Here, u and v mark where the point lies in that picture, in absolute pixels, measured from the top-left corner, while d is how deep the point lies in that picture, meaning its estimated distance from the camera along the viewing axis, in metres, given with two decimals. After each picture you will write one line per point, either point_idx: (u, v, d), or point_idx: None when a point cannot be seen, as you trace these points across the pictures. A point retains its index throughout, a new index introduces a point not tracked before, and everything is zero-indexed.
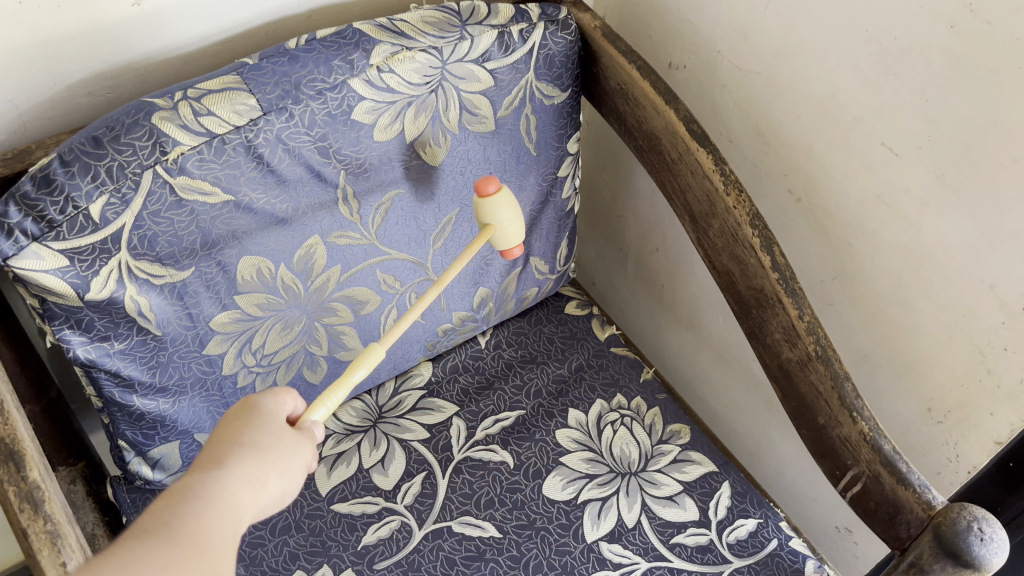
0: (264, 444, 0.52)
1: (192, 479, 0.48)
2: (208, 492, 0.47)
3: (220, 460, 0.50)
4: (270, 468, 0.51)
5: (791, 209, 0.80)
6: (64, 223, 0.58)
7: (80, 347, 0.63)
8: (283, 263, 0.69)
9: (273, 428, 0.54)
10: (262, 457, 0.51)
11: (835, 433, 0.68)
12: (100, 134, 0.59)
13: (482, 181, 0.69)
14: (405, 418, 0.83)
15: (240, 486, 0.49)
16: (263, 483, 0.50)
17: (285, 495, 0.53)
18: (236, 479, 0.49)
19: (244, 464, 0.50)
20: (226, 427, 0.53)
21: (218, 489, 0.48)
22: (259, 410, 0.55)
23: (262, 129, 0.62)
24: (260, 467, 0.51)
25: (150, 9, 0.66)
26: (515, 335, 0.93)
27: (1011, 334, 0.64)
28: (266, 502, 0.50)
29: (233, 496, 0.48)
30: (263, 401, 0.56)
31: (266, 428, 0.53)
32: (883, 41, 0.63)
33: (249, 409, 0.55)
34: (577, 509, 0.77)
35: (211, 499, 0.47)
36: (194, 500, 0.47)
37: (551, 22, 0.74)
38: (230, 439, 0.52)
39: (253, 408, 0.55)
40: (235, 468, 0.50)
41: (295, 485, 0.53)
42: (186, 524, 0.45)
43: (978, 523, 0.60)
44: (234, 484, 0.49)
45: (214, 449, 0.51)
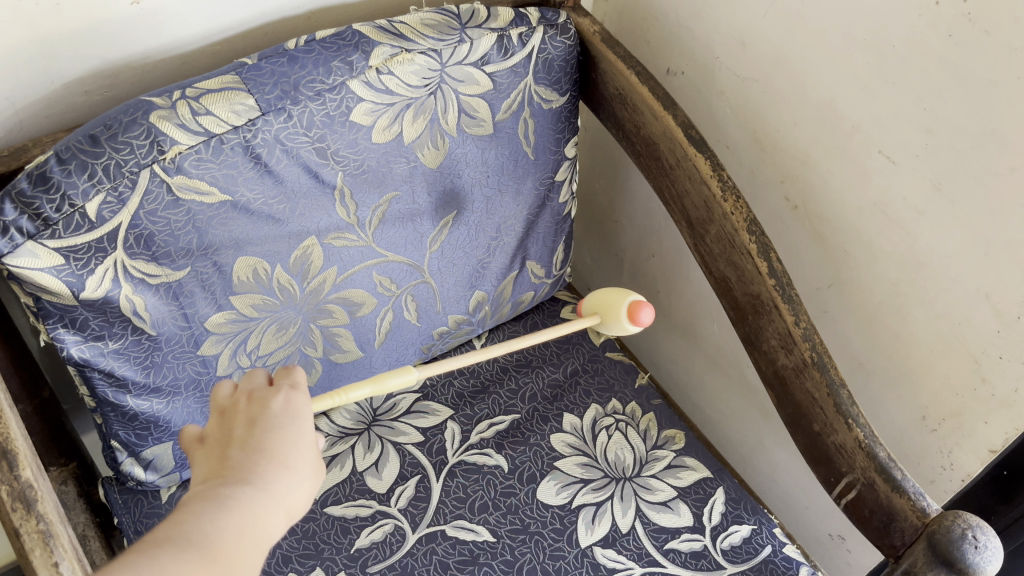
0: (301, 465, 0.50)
1: (235, 494, 0.45)
2: (251, 516, 0.45)
3: (264, 476, 0.47)
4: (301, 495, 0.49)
5: (788, 216, 0.80)
6: (60, 221, 0.57)
7: (74, 346, 0.62)
8: (279, 264, 0.69)
9: (310, 446, 0.51)
10: (300, 481, 0.49)
11: (831, 440, 0.68)
12: (97, 133, 0.58)
13: (641, 309, 0.76)
14: (399, 422, 0.83)
15: (276, 512, 0.47)
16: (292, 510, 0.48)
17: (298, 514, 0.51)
18: (276, 505, 0.47)
19: (285, 487, 0.48)
20: (268, 429, 0.50)
21: (260, 514, 0.45)
22: (300, 418, 0.52)
23: (260, 129, 0.62)
24: (297, 490, 0.48)
25: (149, 8, 0.66)
26: (510, 339, 0.93)
27: (1006, 342, 0.64)
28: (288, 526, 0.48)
29: (270, 524, 0.46)
30: (302, 408, 0.53)
31: (306, 444, 0.51)
32: (881, 49, 0.64)
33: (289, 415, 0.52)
34: (571, 513, 0.77)
35: (252, 524, 0.45)
36: (237, 524, 0.44)
37: (550, 27, 0.74)
38: (274, 450, 0.49)
39: (294, 413, 0.52)
40: (276, 490, 0.47)
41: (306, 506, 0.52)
42: (223, 550, 0.42)
43: (973, 531, 0.59)
44: (273, 509, 0.46)
45: (258, 458, 0.48)
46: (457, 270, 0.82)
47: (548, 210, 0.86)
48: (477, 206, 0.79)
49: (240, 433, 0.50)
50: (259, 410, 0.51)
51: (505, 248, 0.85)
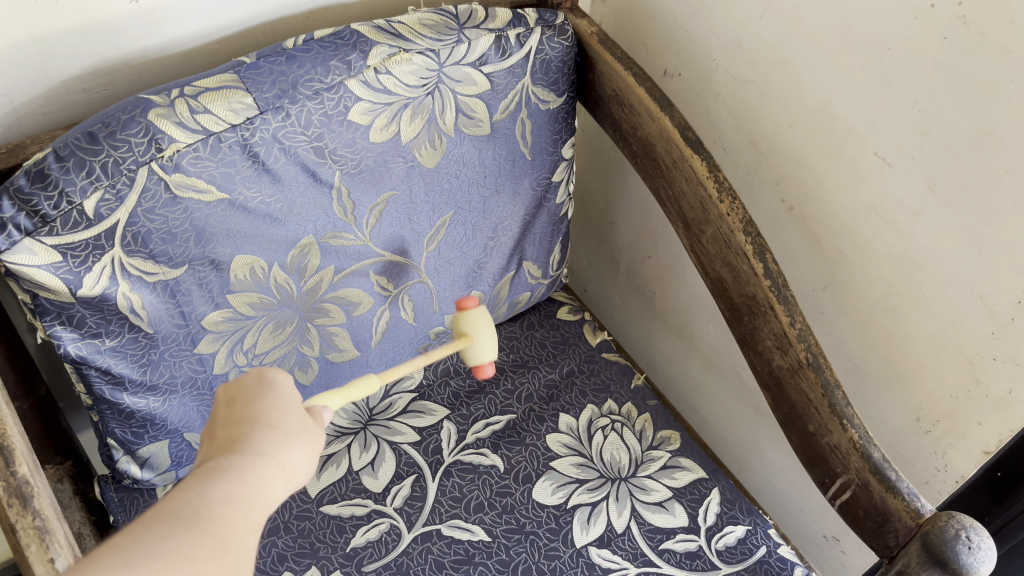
0: (291, 429, 0.50)
1: (224, 462, 0.46)
2: (242, 482, 0.45)
3: (253, 443, 0.48)
4: (297, 457, 0.49)
5: (784, 218, 0.80)
6: (58, 218, 0.57)
7: (71, 344, 0.62)
8: (276, 263, 0.69)
9: (299, 413, 0.52)
10: (292, 444, 0.49)
11: (825, 441, 0.68)
12: (96, 130, 0.58)
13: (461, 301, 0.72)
14: (395, 421, 0.83)
15: (271, 475, 0.47)
16: (290, 472, 0.49)
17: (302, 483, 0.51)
18: (268, 467, 0.47)
19: (273, 452, 0.48)
20: (252, 401, 0.51)
21: (251, 475, 0.46)
22: (278, 387, 0.52)
23: (258, 128, 0.62)
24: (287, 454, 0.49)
25: (148, 6, 0.66)
26: (507, 339, 0.93)
27: (1000, 344, 0.64)
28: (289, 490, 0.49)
29: (265, 485, 0.46)
30: (285, 380, 0.53)
31: (294, 411, 0.51)
32: (877, 52, 0.64)
33: (274, 387, 0.52)
34: (566, 513, 0.77)
35: (243, 487, 0.45)
36: (227, 487, 0.44)
37: (548, 27, 0.74)
38: (256, 420, 0.49)
39: (271, 384, 0.52)
40: (266, 457, 0.47)
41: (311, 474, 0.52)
42: (213, 513, 0.43)
43: (966, 531, 0.60)
44: (266, 470, 0.47)
45: (244, 429, 0.49)
46: (454, 270, 0.82)
47: (545, 210, 0.86)
48: (474, 206, 0.79)
49: (223, 412, 0.51)
50: (235, 390, 0.52)
51: (502, 248, 0.85)
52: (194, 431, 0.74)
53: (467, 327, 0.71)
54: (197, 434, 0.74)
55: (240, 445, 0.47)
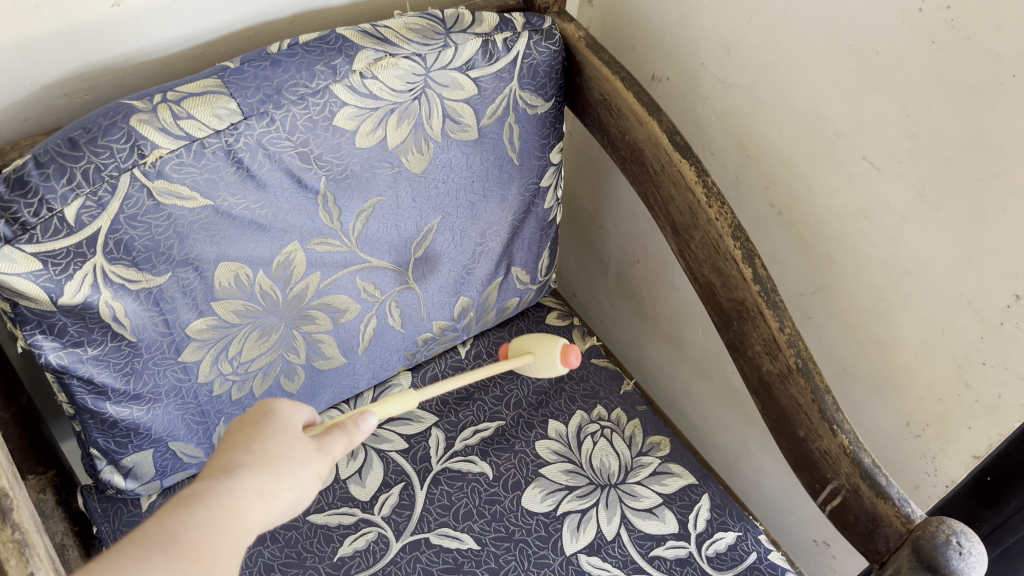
0: (275, 453, 0.49)
1: (200, 488, 0.46)
2: (218, 506, 0.45)
3: (229, 471, 0.47)
4: (281, 481, 0.49)
5: (772, 222, 0.80)
6: (38, 225, 0.56)
7: (52, 353, 0.61)
8: (261, 270, 0.68)
9: (288, 438, 0.51)
10: (275, 468, 0.49)
11: (815, 446, 0.68)
12: (77, 136, 0.58)
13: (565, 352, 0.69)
14: (383, 429, 0.82)
15: (250, 500, 0.46)
16: (273, 496, 0.48)
17: (295, 507, 0.50)
18: (242, 490, 0.46)
19: (255, 476, 0.47)
20: (242, 431, 0.51)
21: (225, 499, 0.45)
22: (272, 417, 0.52)
23: (242, 134, 0.62)
24: (271, 478, 0.48)
25: (130, 10, 0.65)
26: (496, 345, 0.92)
27: (989, 348, 0.64)
28: (275, 515, 0.48)
29: (242, 509, 0.46)
30: (278, 408, 0.53)
31: (281, 436, 0.51)
32: (865, 56, 0.64)
33: (264, 416, 0.52)
34: (556, 521, 0.76)
35: (219, 510, 0.45)
36: (202, 510, 0.44)
37: (535, 32, 0.74)
38: (242, 447, 0.49)
39: (267, 415, 0.52)
40: (246, 481, 0.47)
41: (306, 497, 0.51)
42: (189, 536, 0.42)
43: (956, 537, 0.60)
44: (243, 494, 0.46)
45: (226, 457, 0.48)
46: (441, 276, 0.82)
47: (534, 215, 0.86)
48: (462, 211, 0.79)
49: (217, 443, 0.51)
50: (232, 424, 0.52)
51: (490, 253, 0.84)
52: (179, 440, 0.73)
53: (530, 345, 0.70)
54: (182, 443, 0.73)
55: (217, 473, 0.47)
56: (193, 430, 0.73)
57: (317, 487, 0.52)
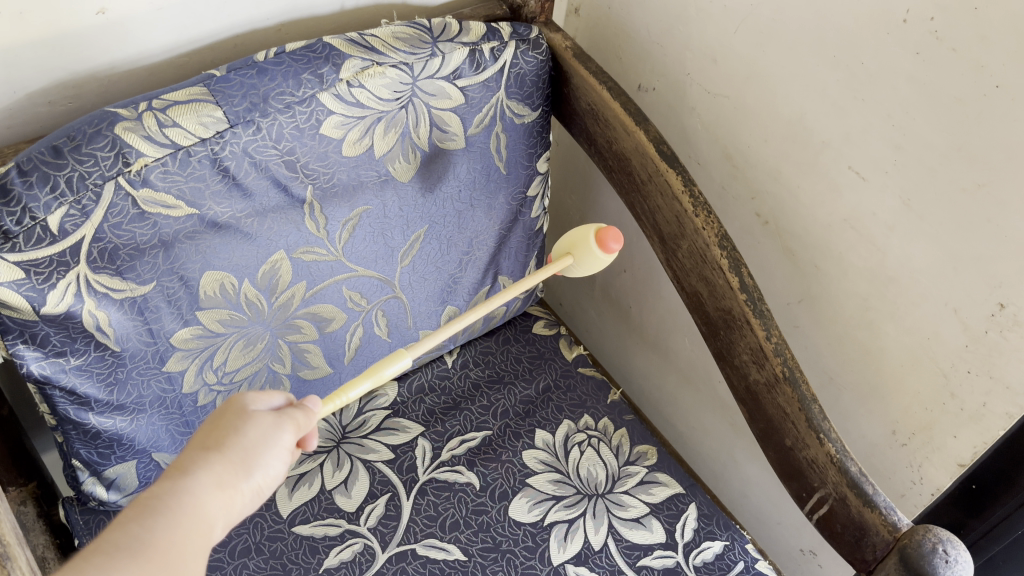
0: (233, 443, 0.49)
1: (158, 489, 0.45)
2: (178, 505, 0.44)
3: (184, 468, 0.46)
4: (241, 470, 0.48)
5: (758, 231, 0.80)
6: (21, 234, 0.56)
7: (34, 363, 0.61)
8: (246, 279, 0.68)
9: (248, 426, 0.50)
10: (235, 457, 0.48)
11: (802, 455, 0.68)
12: (61, 144, 0.57)
13: (607, 233, 0.69)
14: (369, 439, 0.82)
15: (210, 495, 0.46)
16: (233, 487, 0.47)
17: (260, 496, 0.50)
18: (198, 484, 0.46)
19: (213, 469, 0.47)
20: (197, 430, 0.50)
21: (182, 495, 0.45)
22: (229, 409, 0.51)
23: (228, 142, 0.61)
24: (231, 469, 0.47)
25: (116, 17, 0.65)
26: (482, 354, 0.92)
27: (974, 357, 0.64)
28: (239, 507, 0.47)
29: (201, 503, 0.45)
30: (235, 399, 0.52)
31: (239, 424, 0.50)
32: (851, 67, 0.64)
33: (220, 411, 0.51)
34: (543, 531, 0.76)
35: (180, 509, 0.44)
36: (158, 510, 0.43)
37: (522, 41, 0.74)
38: (197, 444, 0.48)
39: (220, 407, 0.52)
40: (204, 476, 0.46)
41: (271, 484, 0.50)
42: (154, 539, 0.42)
43: (943, 545, 0.60)
44: (203, 489, 0.46)
45: (181, 456, 0.48)
46: (428, 285, 0.81)
47: (520, 224, 0.86)
48: (449, 220, 0.78)
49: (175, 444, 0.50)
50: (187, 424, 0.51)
51: (477, 262, 0.84)
52: (163, 451, 0.72)
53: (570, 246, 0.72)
54: (166, 453, 0.72)
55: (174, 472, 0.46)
56: (177, 440, 0.72)
57: (283, 472, 0.51)
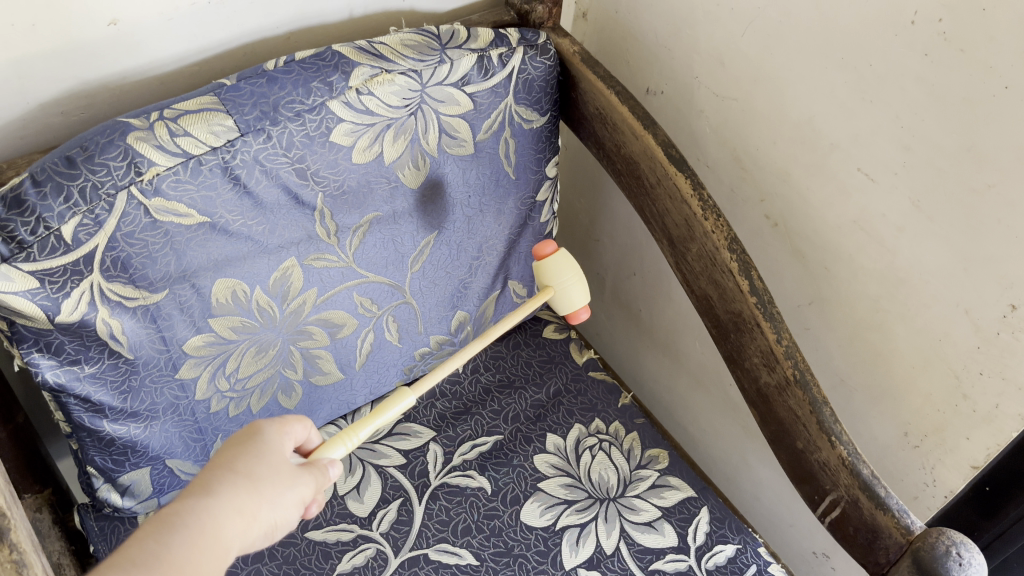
0: (261, 474, 0.50)
1: (181, 505, 0.45)
2: (197, 524, 0.44)
3: (209, 489, 0.47)
4: (263, 501, 0.48)
5: (768, 233, 0.80)
6: (35, 244, 0.56)
7: (49, 371, 0.61)
8: (258, 286, 0.68)
9: (275, 460, 0.51)
10: (259, 486, 0.49)
11: (814, 458, 0.67)
12: (74, 154, 0.58)
13: (580, 314, 0.76)
14: (381, 444, 0.82)
15: (230, 518, 0.46)
16: (254, 516, 0.47)
17: (275, 533, 0.50)
18: (221, 507, 0.46)
19: (236, 494, 0.47)
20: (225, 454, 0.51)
21: (204, 514, 0.45)
22: (260, 440, 0.52)
23: (239, 151, 0.62)
24: (253, 498, 0.48)
25: (127, 28, 0.66)
26: (493, 359, 0.93)
27: (986, 358, 0.64)
28: (255, 536, 0.48)
29: (222, 525, 0.45)
30: (267, 431, 0.53)
31: (267, 456, 0.51)
32: (859, 69, 0.64)
33: (251, 437, 0.52)
34: (555, 535, 0.76)
35: (200, 528, 0.44)
36: (180, 528, 0.44)
37: (530, 47, 0.74)
38: (225, 466, 0.49)
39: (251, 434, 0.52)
40: (226, 499, 0.47)
41: (287, 523, 0.51)
42: (170, 555, 0.42)
43: (956, 547, 0.60)
44: (224, 512, 0.46)
45: (209, 476, 0.48)
46: (438, 290, 0.82)
47: (530, 229, 0.86)
48: (458, 225, 0.79)
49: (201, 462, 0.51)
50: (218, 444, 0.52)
51: (487, 267, 0.85)
52: (176, 457, 0.73)
53: (553, 278, 0.73)
54: (180, 460, 0.73)
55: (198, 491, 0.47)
56: (190, 447, 0.73)
57: (298, 514, 0.52)
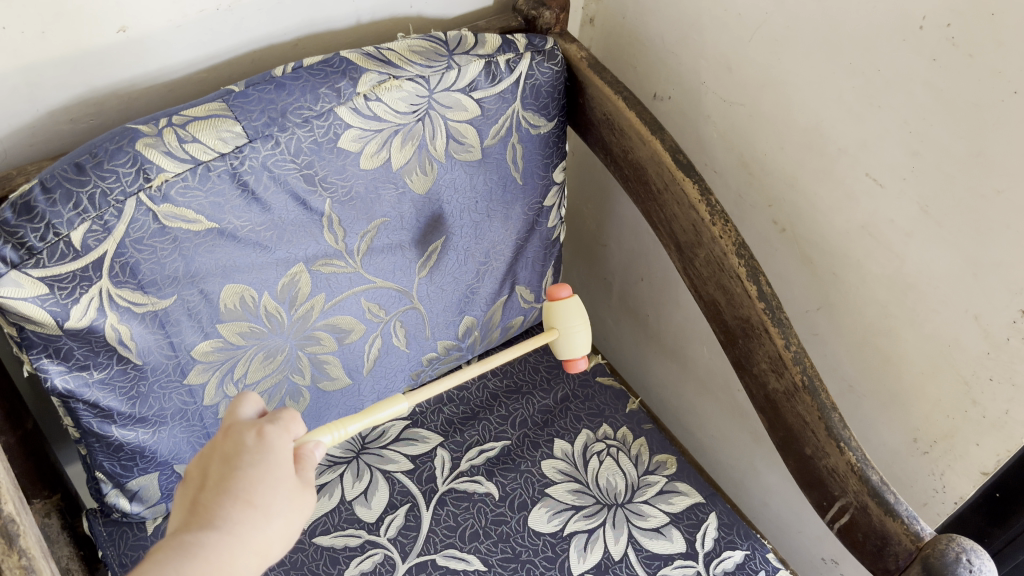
0: (280, 502, 0.47)
1: (199, 538, 0.44)
2: (215, 563, 0.43)
3: (226, 520, 0.45)
4: (275, 538, 0.46)
5: (776, 239, 0.80)
6: (44, 250, 0.57)
7: (57, 376, 0.62)
8: (266, 291, 0.68)
9: (291, 475, 0.49)
10: (277, 510, 0.46)
11: (822, 464, 0.67)
12: (83, 161, 0.58)
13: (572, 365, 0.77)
14: (388, 450, 0.82)
15: (244, 559, 0.44)
16: (266, 547, 0.46)
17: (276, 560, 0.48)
18: (245, 542, 0.45)
19: (253, 529, 0.45)
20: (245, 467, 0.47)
21: (226, 553, 0.44)
22: (280, 453, 0.49)
23: (247, 157, 0.62)
24: (269, 535, 0.46)
25: (136, 35, 0.66)
26: (500, 364, 0.92)
27: (995, 364, 0.64)
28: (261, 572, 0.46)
29: (237, 565, 0.44)
30: (285, 441, 0.50)
31: (284, 470, 0.48)
32: (867, 74, 0.64)
33: (270, 450, 0.49)
34: (563, 541, 0.76)
35: (217, 569, 0.43)
36: (196, 565, 0.42)
37: (537, 53, 0.74)
38: (242, 487, 0.46)
39: (271, 447, 0.49)
40: (243, 535, 0.45)
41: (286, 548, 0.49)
42: None
43: (967, 554, 0.59)
44: (240, 551, 0.44)
45: (224, 499, 0.46)
46: (446, 296, 0.82)
47: (537, 234, 0.86)
48: (466, 231, 0.79)
49: (217, 468, 0.48)
50: (234, 444, 0.49)
51: (494, 273, 0.85)
52: (184, 463, 0.73)
53: (557, 320, 0.73)
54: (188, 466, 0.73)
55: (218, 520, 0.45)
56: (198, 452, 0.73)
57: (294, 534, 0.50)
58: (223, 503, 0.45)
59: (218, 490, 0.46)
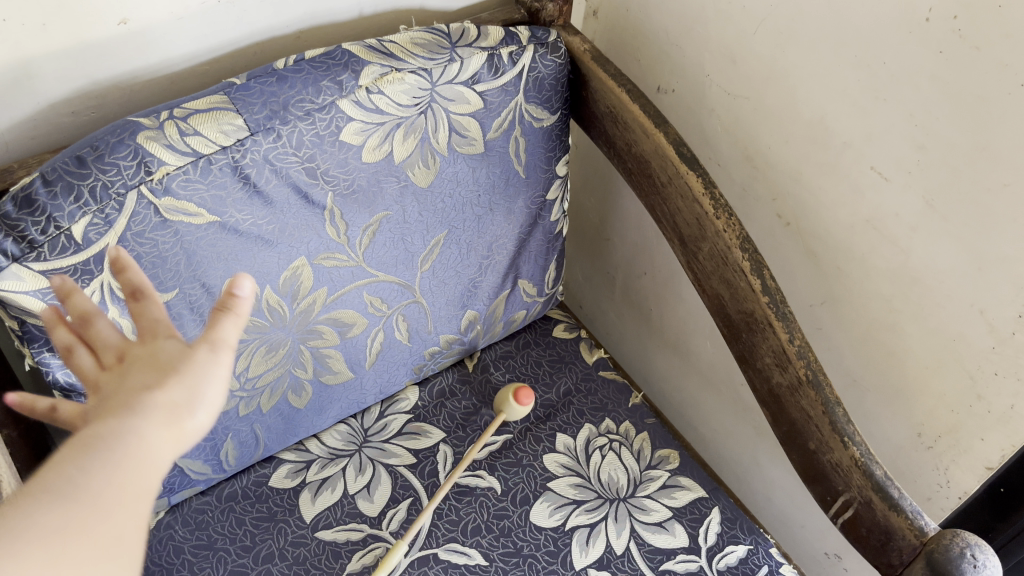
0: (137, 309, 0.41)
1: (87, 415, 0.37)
2: (89, 441, 0.35)
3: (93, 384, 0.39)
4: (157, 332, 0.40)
5: (780, 232, 0.80)
6: (45, 243, 0.56)
7: (59, 370, 0.62)
8: (268, 285, 0.68)
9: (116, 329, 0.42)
10: (145, 322, 0.40)
11: (826, 458, 0.67)
12: (84, 154, 0.58)
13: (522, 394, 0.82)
14: (391, 443, 0.82)
15: (143, 399, 0.36)
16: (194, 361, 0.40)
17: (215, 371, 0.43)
18: (126, 384, 0.37)
19: (134, 362, 0.39)
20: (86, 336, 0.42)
21: (105, 421, 0.36)
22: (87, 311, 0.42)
23: (249, 150, 0.62)
24: (150, 344, 0.39)
25: (138, 27, 0.66)
26: (503, 358, 0.92)
27: (1001, 359, 0.63)
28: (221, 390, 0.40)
29: (144, 434, 0.36)
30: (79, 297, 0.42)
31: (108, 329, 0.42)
32: (873, 66, 0.64)
33: (82, 313, 0.42)
34: (565, 535, 0.76)
35: (113, 448, 0.35)
36: (91, 453, 0.34)
37: (540, 45, 0.74)
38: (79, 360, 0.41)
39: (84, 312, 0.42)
40: (119, 386, 0.38)
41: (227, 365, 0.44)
42: (86, 486, 0.33)
43: (970, 549, 0.59)
44: (133, 389, 0.37)
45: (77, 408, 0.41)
46: (448, 290, 0.82)
47: (540, 228, 0.86)
48: (469, 224, 0.78)
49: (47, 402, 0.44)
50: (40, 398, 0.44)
51: (497, 267, 0.84)
52: (186, 457, 0.73)
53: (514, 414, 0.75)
54: (190, 460, 0.73)
55: (118, 406, 0.36)
56: (200, 446, 0.73)
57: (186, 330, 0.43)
58: (136, 354, 0.39)
59: (136, 330, 0.40)
